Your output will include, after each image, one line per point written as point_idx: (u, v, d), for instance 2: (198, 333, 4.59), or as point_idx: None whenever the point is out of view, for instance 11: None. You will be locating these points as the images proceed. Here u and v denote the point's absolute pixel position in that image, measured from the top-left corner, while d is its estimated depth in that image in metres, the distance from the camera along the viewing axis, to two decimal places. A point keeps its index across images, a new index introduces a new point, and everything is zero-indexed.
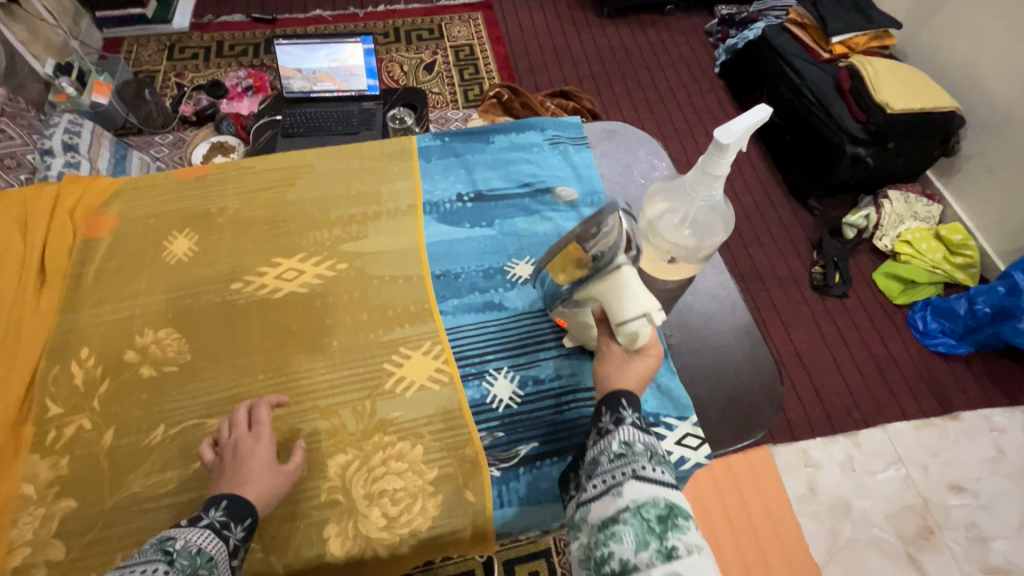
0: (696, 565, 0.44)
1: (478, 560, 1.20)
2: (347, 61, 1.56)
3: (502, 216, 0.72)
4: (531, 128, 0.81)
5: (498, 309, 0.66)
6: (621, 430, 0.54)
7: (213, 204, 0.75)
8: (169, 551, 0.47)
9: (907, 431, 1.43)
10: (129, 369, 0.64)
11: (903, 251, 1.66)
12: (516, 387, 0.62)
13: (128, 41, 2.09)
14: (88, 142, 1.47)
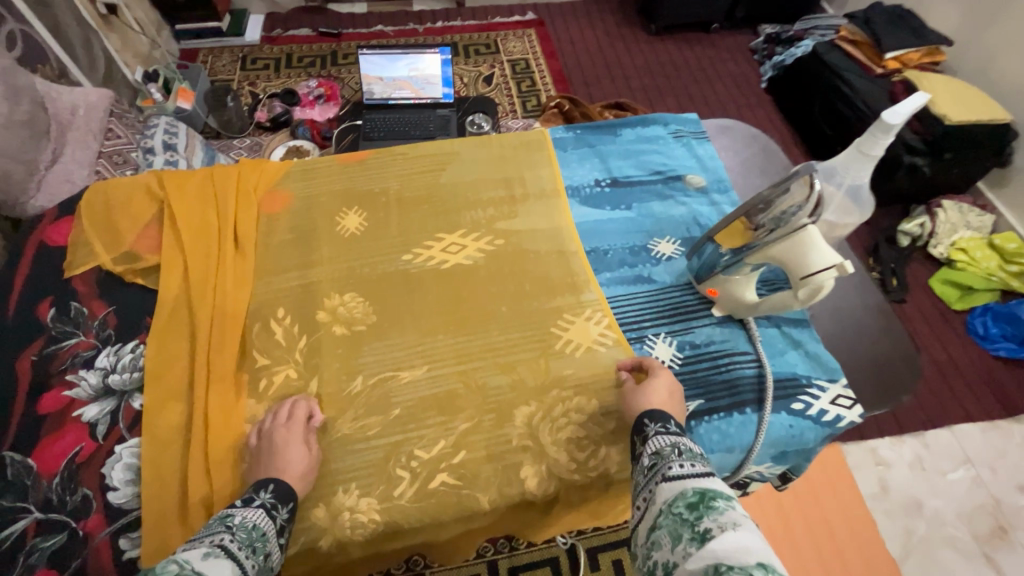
0: (734, 546, 0.40)
1: (562, 547, 1.23)
2: (426, 71, 1.66)
3: (640, 200, 0.78)
4: (655, 123, 0.87)
5: (648, 282, 0.71)
6: (651, 440, 0.54)
7: (376, 186, 0.83)
8: (230, 525, 0.47)
9: (974, 432, 1.45)
10: (322, 328, 0.70)
11: (958, 259, 1.71)
12: (676, 351, 0.65)
13: (203, 52, 2.21)
14: (184, 142, 1.55)
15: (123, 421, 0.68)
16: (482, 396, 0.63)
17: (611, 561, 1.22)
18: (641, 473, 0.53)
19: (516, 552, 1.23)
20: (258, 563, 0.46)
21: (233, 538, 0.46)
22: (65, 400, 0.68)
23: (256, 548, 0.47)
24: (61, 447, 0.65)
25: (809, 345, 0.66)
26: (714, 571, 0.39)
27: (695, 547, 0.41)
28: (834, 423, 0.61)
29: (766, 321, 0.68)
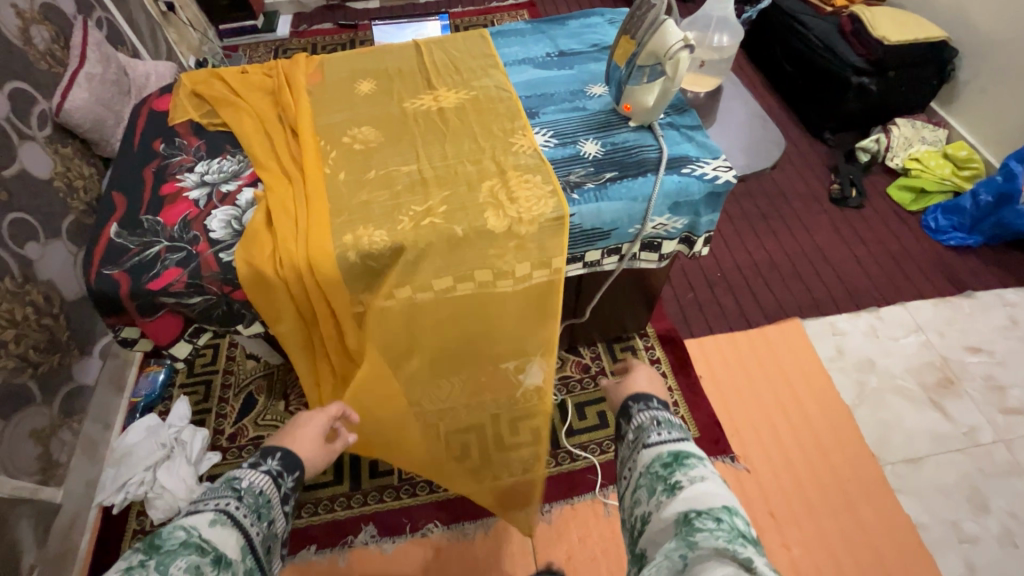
0: (698, 490, 0.65)
1: (554, 403, 1.46)
2: (429, 36, 1.98)
3: (579, 63, 1.03)
4: (595, 15, 1.13)
5: (582, 110, 0.96)
6: (636, 414, 0.82)
7: (381, 65, 1.05)
8: (239, 489, 0.70)
9: (925, 306, 1.62)
10: (345, 144, 0.92)
11: (912, 167, 1.88)
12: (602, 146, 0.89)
13: (243, 47, 2.58)
14: None
15: (216, 199, 0.85)
16: (458, 175, 0.87)
17: (595, 411, 1.44)
18: (631, 444, 0.80)
19: None
20: (261, 523, 0.70)
21: (240, 504, 0.69)
22: (177, 188, 0.86)
23: (261, 511, 0.71)
24: (177, 210, 0.83)
25: (699, 138, 0.90)
26: (685, 519, 0.62)
27: (669, 495, 0.67)
28: (713, 181, 0.84)
29: (670, 126, 0.92)
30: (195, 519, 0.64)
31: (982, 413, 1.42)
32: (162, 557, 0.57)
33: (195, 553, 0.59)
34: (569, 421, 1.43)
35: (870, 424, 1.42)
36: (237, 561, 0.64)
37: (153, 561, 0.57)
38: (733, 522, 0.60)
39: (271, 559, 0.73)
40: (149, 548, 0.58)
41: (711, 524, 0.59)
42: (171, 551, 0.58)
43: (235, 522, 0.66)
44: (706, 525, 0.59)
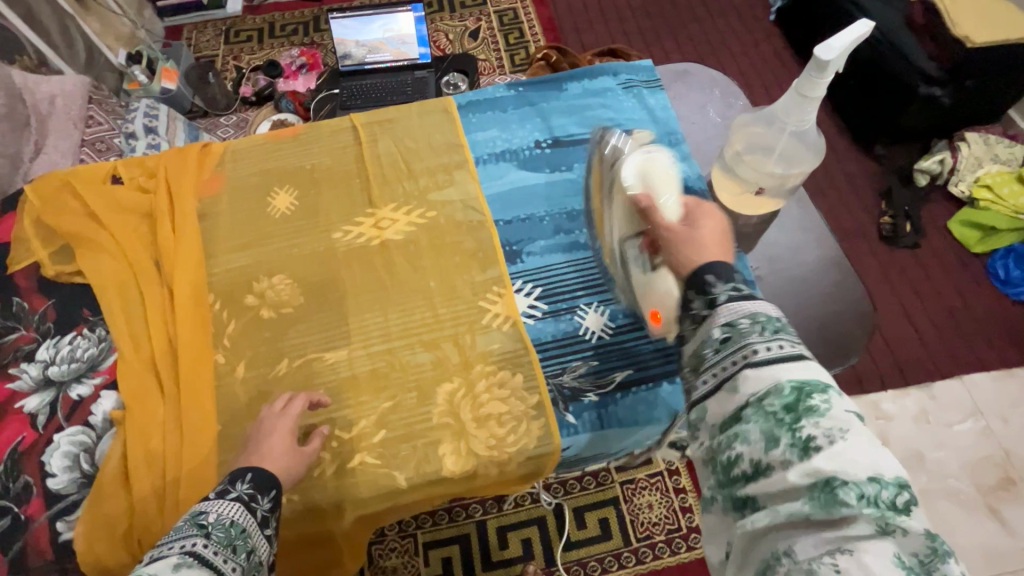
0: (836, 450, 0.48)
1: (548, 507, 1.26)
2: (400, 31, 1.60)
3: (578, 162, 0.97)
4: (605, 77, 1.03)
5: (581, 247, 0.92)
6: (724, 309, 0.61)
7: (307, 162, 0.98)
8: (206, 525, 0.57)
9: (985, 382, 1.37)
10: (249, 311, 0.86)
11: (981, 197, 1.56)
12: (606, 322, 0.86)
13: (188, 28, 2.18)
14: (166, 125, 1.57)
15: (60, 410, 0.78)
16: None
17: (597, 519, 1.24)
18: (720, 347, 0.60)
19: (504, 512, 1.26)
20: (238, 558, 0.57)
21: (209, 541, 0.55)
22: (9, 392, 0.79)
23: (236, 544, 0.58)
24: (8, 433, 0.76)
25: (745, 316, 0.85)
26: (822, 484, 0.47)
27: (794, 450, 0.50)
28: None
29: None
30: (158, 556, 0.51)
31: None
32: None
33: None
34: (566, 532, 1.23)
35: None
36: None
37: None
38: (887, 481, 0.46)
39: None
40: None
41: (855, 494, 0.46)
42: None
43: (207, 558, 0.53)
44: (849, 496, 0.46)
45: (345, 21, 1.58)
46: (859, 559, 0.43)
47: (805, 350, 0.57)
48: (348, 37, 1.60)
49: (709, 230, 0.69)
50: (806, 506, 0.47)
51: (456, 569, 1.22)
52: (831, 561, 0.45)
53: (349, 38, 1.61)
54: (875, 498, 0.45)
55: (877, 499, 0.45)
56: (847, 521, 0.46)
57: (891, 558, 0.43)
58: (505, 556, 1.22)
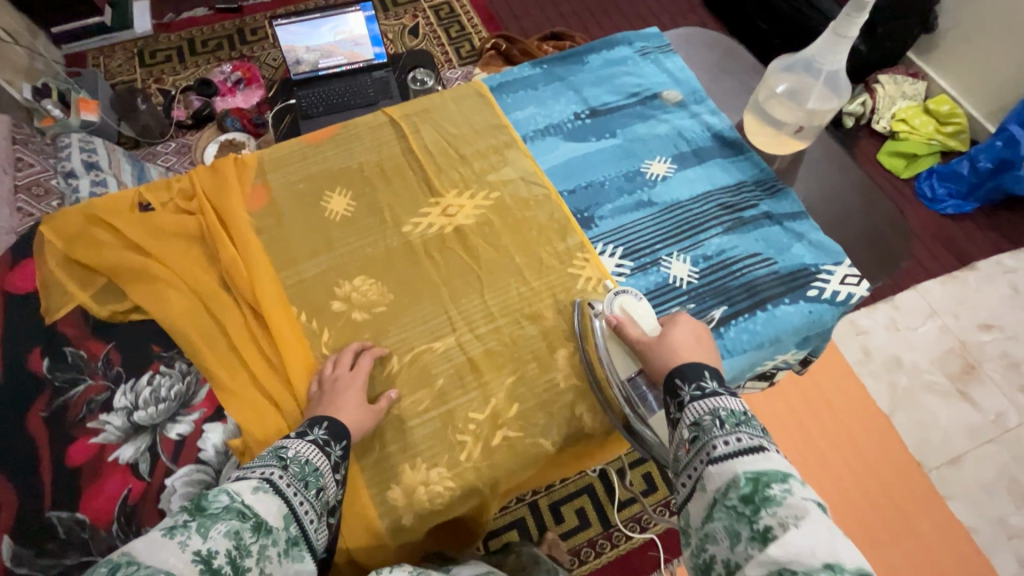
0: (792, 545, 0.49)
1: (594, 474, 1.30)
2: (352, 31, 1.56)
3: (622, 126, 1.05)
4: (622, 48, 1.14)
5: (647, 203, 0.98)
6: (691, 408, 0.66)
7: (355, 160, 1.01)
8: (283, 458, 0.65)
9: (934, 286, 1.58)
10: (342, 315, 0.87)
11: (900, 130, 1.78)
12: (691, 267, 0.91)
13: (92, 54, 1.97)
14: (107, 158, 1.43)
15: (164, 454, 0.79)
16: None
17: (641, 475, 1.30)
18: (689, 446, 0.64)
19: (554, 489, 1.29)
20: (309, 493, 0.64)
21: (285, 473, 0.63)
22: (95, 446, 0.79)
23: (308, 480, 0.65)
24: (112, 489, 0.76)
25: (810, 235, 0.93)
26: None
27: (759, 546, 0.51)
28: (837, 299, 0.88)
29: (766, 217, 0.95)
30: (237, 479, 0.59)
31: (1004, 395, 1.43)
32: (203, 519, 0.52)
33: (235, 518, 0.54)
34: (616, 494, 1.28)
35: (910, 428, 1.38)
36: (281, 528, 0.58)
37: (195, 522, 0.52)
38: (846, 570, 0.47)
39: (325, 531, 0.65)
40: (192, 508, 0.53)
41: None
42: (212, 513, 0.53)
43: (277, 488, 0.61)
44: None
45: (292, 24, 1.50)
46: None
47: (765, 442, 0.60)
48: (298, 43, 1.53)
49: (685, 340, 0.76)
50: None
51: None
52: None
53: (300, 43, 1.53)
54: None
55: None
56: None
57: None
58: (564, 529, 1.25)
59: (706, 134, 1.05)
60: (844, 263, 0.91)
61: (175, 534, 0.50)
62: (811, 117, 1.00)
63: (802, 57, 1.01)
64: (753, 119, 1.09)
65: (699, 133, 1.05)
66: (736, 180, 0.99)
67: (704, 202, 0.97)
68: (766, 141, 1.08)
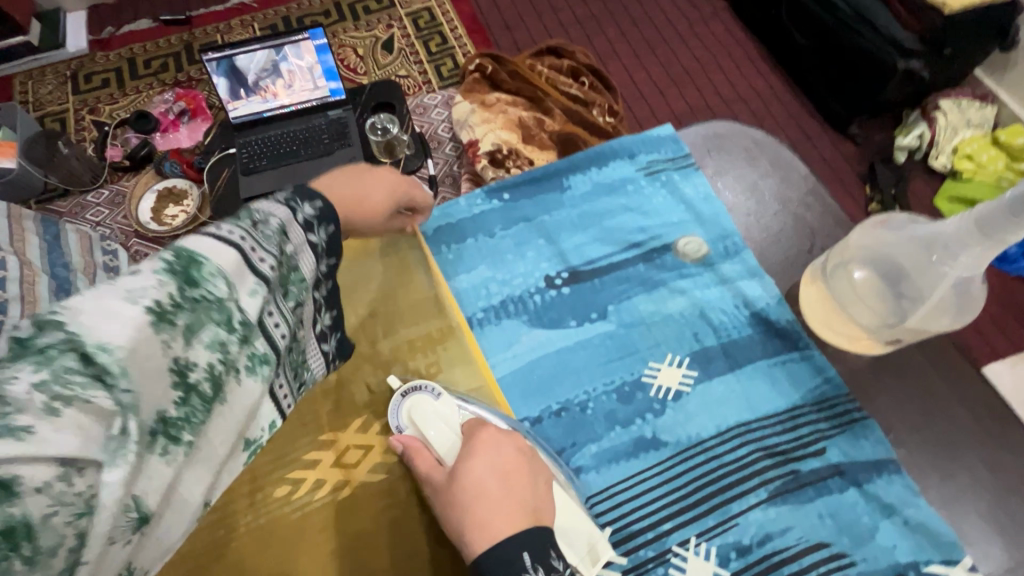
0: None
1: None
2: (296, 65, 1.28)
3: (621, 301, 0.94)
4: (629, 178, 1.06)
5: (655, 445, 0.82)
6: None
7: None
8: (265, 221, 0.58)
9: (1003, 370, 1.31)
10: None
11: (964, 168, 1.48)
12: (719, 567, 0.74)
13: (20, 78, 1.72)
14: (7, 230, 1.15)
15: None
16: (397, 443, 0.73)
17: None
18: None
19: None
20: (285, 301, 0.60)
21: (275, 264, 0.57)
22: None
23: (288, 284, 0.61)
24: None
25: (906, 512, 0.78)
26: None
27: None
28: None
29: (838, 473, 0.80)
30: (243, 262, 0.53)
31: None
32: (194, 316, 0.48)
33: (223, 325, 0.51)
34: None
35: None
36: (245, 349, 0.53)
37: (183, 316, 0.47)
38: None
39: (299, 339, 0.66)
40: (183, 279, 0.48)
41: None
42: (201, 304, 0.49)
43: (269, 291, 0.56)
44: None
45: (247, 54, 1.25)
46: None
47: None
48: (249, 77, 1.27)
49: (496, 483, 0.61)
50: None
51: None
52: None
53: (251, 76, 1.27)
54: None
55: None
56: None
57: None
58: None
59: (735, 309, 0.92)
60: (959, 563, 0.75)
61: (161, 329, 0.45)
62: (907, 330, 0.81)
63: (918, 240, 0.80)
64: (822, 302, 0.89)
65: (722, 311, 0.92)
66: (786, 404, 0.85)
67: (738, 441, 0.82)
68: (832, 334, 0.89)
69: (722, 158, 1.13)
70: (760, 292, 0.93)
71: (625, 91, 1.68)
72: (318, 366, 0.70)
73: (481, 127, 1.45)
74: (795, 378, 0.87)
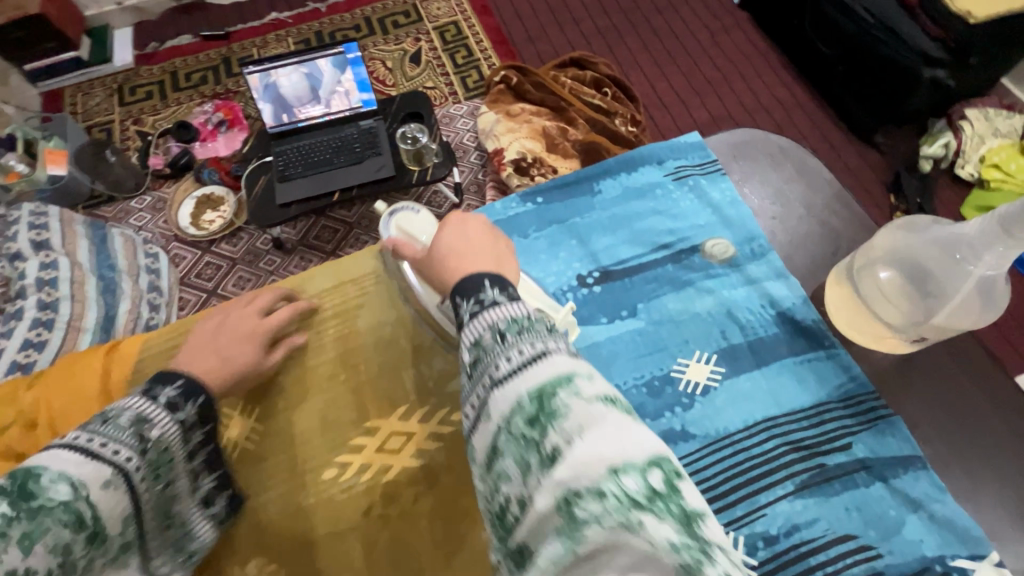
0: (585, 459, 0.38)
1: None
2: (326, 82, 1.35)
3: (651, 300, 0.95)
4: (658, 181, 1.08)
5: (684, 437, 0.83)
6: (467, 328, 0.49)
7: (282, 369, 0.85)
8: (113, 416, 0.59)
9: None
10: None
11: (992, 177, 1.47)
12: (749, 557, 0.74)
13: (70, 91, 1.82)
14: (60, 234, 1.26)
15: None
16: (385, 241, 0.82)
17: None
18: (468, 375, 0.48)
19: None
20: (157, 486, 0.61)
21: (141, 462, 0.58)
22: None
23: (161, 471, 0.61)
24: None
25: (933, 507, 0.78)
26: (566, 502, 0.37)
27: (546, 475, 0.39)
28: None
29: (868, 471, 0.80)
30: (98, 468, 0.54)
31: None
32: (33, 525, 0.48)
33: (65, 526, 0.50)
34: None
35: None
36: (120, 537, 0.57)
37: (17, 528, 0.47)
38: (646, 471, 0.38)
39: (177, 520, 0.66)
40: (16, 498, 0.49)
41: (598, 511, 0.36)
42: (39, 515, 0.49)
43: (132, 481, 0.57)
44: (592, 517, 0.36)
45: (282, 67, 1.31)
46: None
47: (552, 345, 0.45)
48: (286, 88, 1.33)
49: (468, 249, 0.59)
50: (560, 541, 0.36)
51: None
52: None
53: (288, 87, 1.33)
54: (620, 495, 0.36)
55: (627, 494, 0.36)
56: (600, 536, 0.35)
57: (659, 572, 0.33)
58: None
59: (764, 310, 0.93)
60: (984, 558, 0.75)
61: None
62: (933, 328, 0.81)
63: (952, 235, 0.78)
64: (847, 303, 0.91)
65: (753, 312, 0.93)
66: (813, 401, 0.85)
67: (766, 436, 0.82)
68: (867, 337, 0.89)
69: (752, 169, 1.14)
70: (789, 294, 0.94)
71: (647, 100, 1.70)
72: (203, 537, 0.70)
73: (507, 136, 1.49)
74: (822, 375, 0.87)
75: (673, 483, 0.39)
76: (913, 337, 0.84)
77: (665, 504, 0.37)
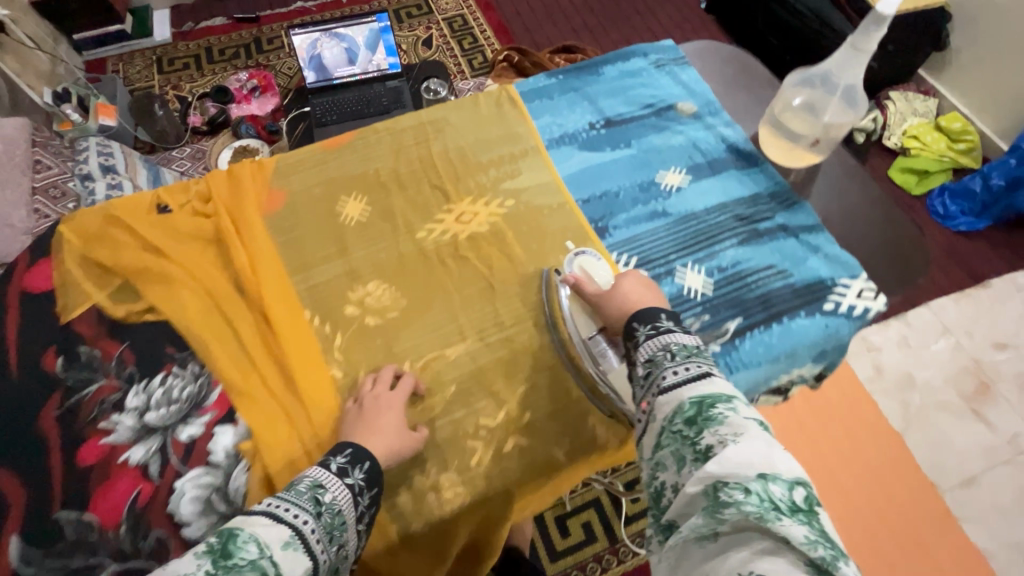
0: (730, 460, 0.54)
1: (601, 488, 1.27)
2: (361, 57, 1.60)
3: (640, 139, 1.14)
4: (644, 60, 1.26)
5: (662, 217, 1.04)
6: (644, 347, 0.72)
7: (367, 168, 1.07)
8: (319, 499, 0.63)
9: (948, 304, 1.55)
10: (355, 319, 0.91)
11: (912, 146, 1.77)
12: (705, 279, 0.96)
13: (112, 60, 2.01)
14: (124, 162, 1.44)
15: (174, 456, 0.79)
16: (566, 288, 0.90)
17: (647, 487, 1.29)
18: (641, 381, 0.70)
19: (561, 501, 1.27)
20: (332, 550, 0.61)
21: (316, 524, 0.61)
22: (104, 447, 0.79)
23: (335, 533, 0.62)
24: (117, 496, 0.75)
25: (826, 250, 1.00)
26: (714, 488, 0.53)
27: (699, 467, 0.56)
28: (853, 313, 0.94)
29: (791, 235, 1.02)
30: (290, 535, 0.58)
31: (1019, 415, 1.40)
32: None
33: None
34: (623, 508, 1.26)
35: (923, 449, 1.35)
36: None
37: None
38: (784, 482, 0.52)
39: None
40: (219, 555, 0.53)
41: (740, 499, 0.51)
42: (235, 568, 0.52)
43: (309, 541, 0.59)
44: (733, 500, 0.51)
45: (326, 41, 1.57)
46: (755, 566, 0.48)
47: (711, 371, 0.65)
48: (327, 58, 1.58)
49: (636, 293, 0.83)
50: (701, 516, 0.53)
51: (539, 545, 1.23)
52: (740, 572, 0.48)
53: (329, 59, 1.59)
54: (762, 495, 0.51)
55: (768, 495, 0.51)
56: (734, 524, 0.50)
57: (796, 569, 0.47)
58: (569, 543, 1.23)
59: (727, 148, 1.13)
60: (858, 276, 0.97)
61: None
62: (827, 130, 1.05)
63: (821, 70, 1.06)
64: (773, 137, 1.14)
65: (717, 147, 1.13)
66: (751, 193, 1.07)
67: (721, 216, 1.04)
68: (779, 152, 1.13)
69: (719, 71, 1.37)
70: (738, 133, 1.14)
71: None
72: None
73: None
74: (762, 181, 1.09)
75: (812, 503, 0.52)
76: (813, 143, 1.09)
77: (803, 514, 0.50)
